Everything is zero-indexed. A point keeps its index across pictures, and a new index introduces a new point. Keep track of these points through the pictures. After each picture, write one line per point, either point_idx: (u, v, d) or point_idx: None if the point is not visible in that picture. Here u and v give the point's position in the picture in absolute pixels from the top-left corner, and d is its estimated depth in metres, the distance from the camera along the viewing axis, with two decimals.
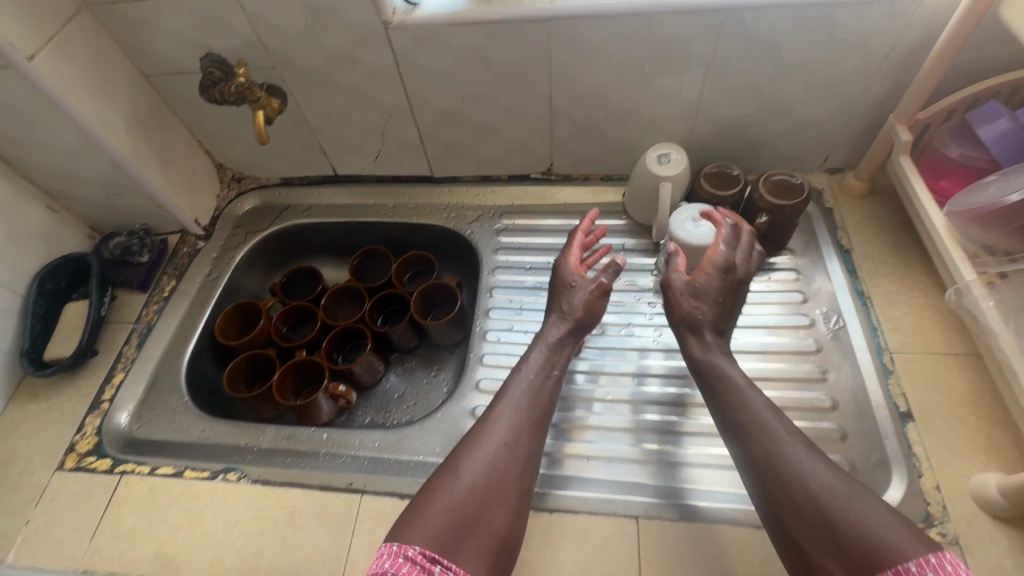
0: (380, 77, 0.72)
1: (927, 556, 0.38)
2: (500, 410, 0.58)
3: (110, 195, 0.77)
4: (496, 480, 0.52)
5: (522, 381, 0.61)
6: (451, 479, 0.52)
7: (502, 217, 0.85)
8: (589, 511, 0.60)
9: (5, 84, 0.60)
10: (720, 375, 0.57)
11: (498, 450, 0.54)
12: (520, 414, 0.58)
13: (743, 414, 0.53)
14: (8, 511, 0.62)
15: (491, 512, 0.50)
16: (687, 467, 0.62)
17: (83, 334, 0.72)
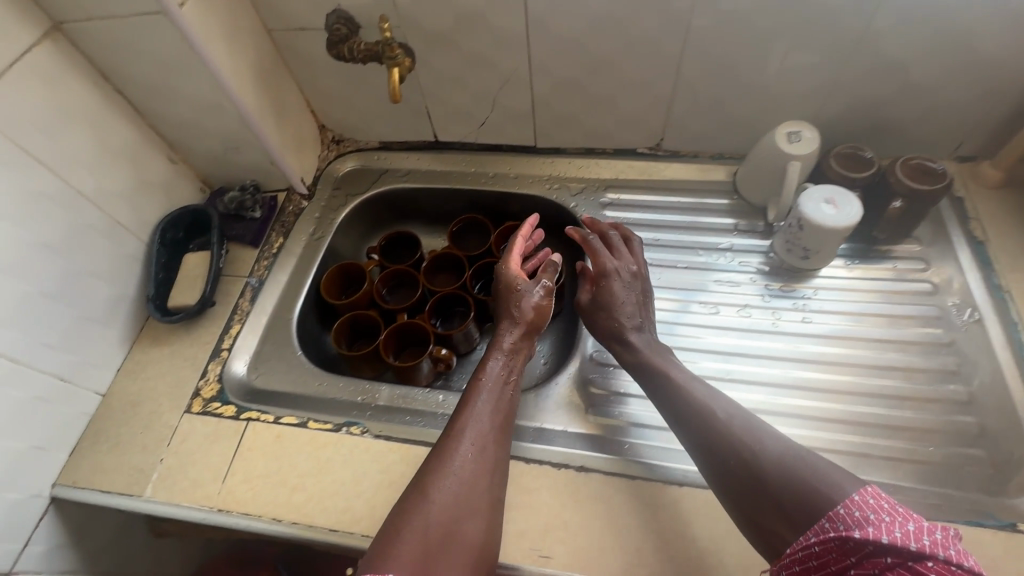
0: (505, 40, 0.71)
1: (852, 497, 0.43)
2: (463, 424, 0.57)
3: (228, 149, 0.78)
4: (470, 487, 0.53)
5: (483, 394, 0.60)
6: (424, 497, 0.51)
7: (608, 191, 0.84)
8: (556, 462, 0.61)
9: (153, 30, 0.61)
10: (670, 375, 0.61)
11: (466, 459, 0.54)
12: (488, 425, 0.58)
13: (687, 407, 0.57)
14: (142, 449, 0.64)
15: (469, 518, 0.51)
16: (641, 427, 0.64)
17: (204, 283, 0.73)
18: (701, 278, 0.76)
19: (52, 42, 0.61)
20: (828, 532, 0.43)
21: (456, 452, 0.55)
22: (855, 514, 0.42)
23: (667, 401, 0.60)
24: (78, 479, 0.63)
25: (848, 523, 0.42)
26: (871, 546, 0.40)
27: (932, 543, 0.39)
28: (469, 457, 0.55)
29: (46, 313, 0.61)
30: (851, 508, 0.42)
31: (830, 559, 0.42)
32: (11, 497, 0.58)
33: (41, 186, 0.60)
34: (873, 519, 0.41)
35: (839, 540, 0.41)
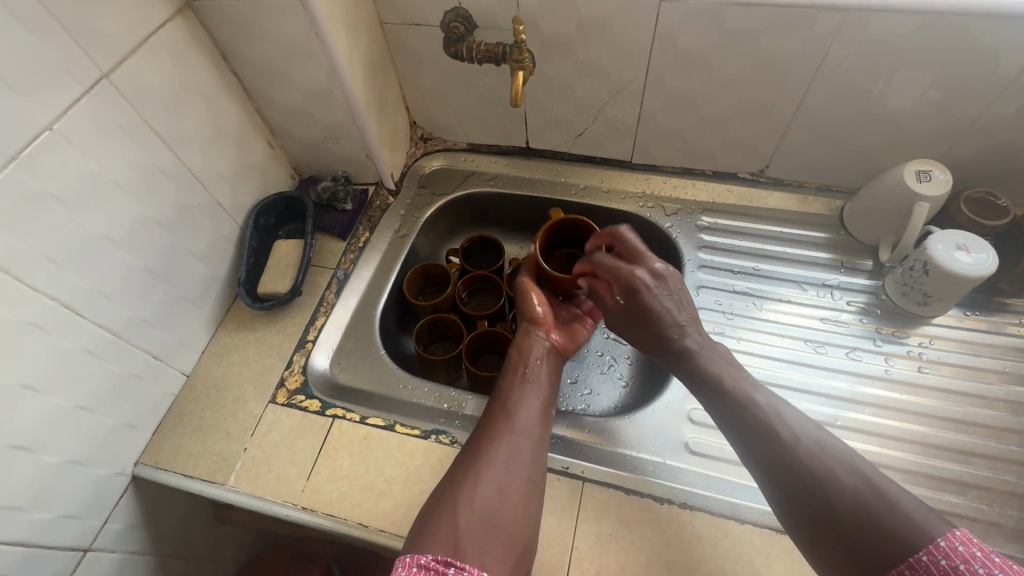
0: (627, 52, 0.69)
1: (938, 543, 0.38)
2: (499, 423, 0.56)
3: (328, 139, 0.77)
4: (511, 475, 0.52)
5: (519, 392, 0.59)
6: (460, 486, 0.50)
7: (705, 214, 0.81)
8: (625, 488, 0.58)
9: (283, 14, 0.60)
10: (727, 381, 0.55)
11: (502, 451, 0.53)
12: (524, 422, 0.56)
13: (749, 417, 0.51)
14: (226, 436, 0.63)
15: (511, 504, 0.50)
16: (716, 459, 0.61)
17: (295, 271, 0.72)
18: (807, 315, 0.71)
19: (182, 17, 0.60)
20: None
21: (494, 446, 0.53)
22: (941, 563, 0.37)
23: (720, 403, 0.54)
24: (159, 460, 0.62)
25: (934, 573, 0.37)
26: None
27: None
28: (508, 450, 0.53)
29: (149, 290, 0.61)
30: (936, 556, 0.38)
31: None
32: (98, 473, 0.58)
33: (159, 162, 0.60)
34: (963, 570, 0.36)
35: None
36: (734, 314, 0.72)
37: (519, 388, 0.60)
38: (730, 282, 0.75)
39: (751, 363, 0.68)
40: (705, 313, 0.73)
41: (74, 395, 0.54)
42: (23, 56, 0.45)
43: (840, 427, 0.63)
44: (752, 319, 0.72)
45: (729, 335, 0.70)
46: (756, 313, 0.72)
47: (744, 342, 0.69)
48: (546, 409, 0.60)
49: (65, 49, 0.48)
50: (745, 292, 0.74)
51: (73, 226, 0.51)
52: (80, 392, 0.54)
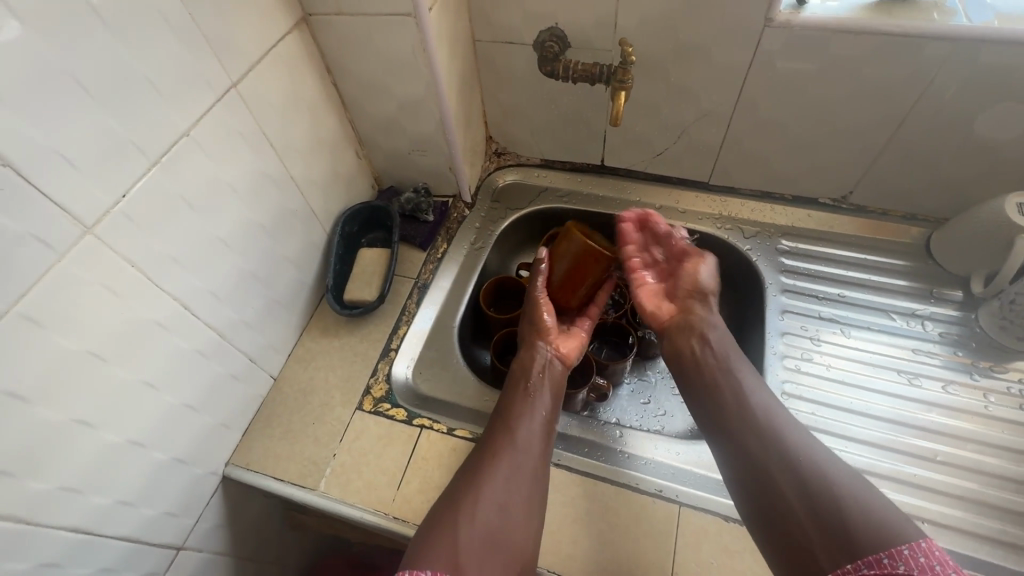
0: (721, 76, 0.69)
1: (920, 544, 0.43)
2: (501, 439, 0.58)
3: (414, 151, 0.79)
4: (511, 495, 0.54)
5: (522, 408, 0.61)
6: (461, 502, 0.53)
7: (785, 238, 0.81)
8: (725, 514, 0.56)
9: (394, 29, 0.62)
10: (736, 400, 0.58)
11: (502, 470, 0.55)
12: (525, 440, 0.58)
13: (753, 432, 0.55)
14: (315, 441, 0.64)
15: (512, 523, 0.52)
16: None
17: (381, 280, 0.73)
18: (896, 345, 0.70)
19: (298, 31, 0.62)
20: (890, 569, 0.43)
21: (495, 464, 0.56)
22: (918, 559, 0.42)
23: (724, 418, 0.57)
24: (250, 462, 0.63)
25: (913, 564, 0.42)
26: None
27: None
28: (508, 470, 0.55)
29: (251, 293, 0.62)
30: (916, 552, 0.43)
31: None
32: (196, 472, 0.58)
33: (269, 169, 0.61)
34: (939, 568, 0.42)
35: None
36: (821, 341, 0.71)
37: (523, 404, 0.61)
38: (815, 308, 0.74)
39: (840, 391, 0.67)
40: (790, 338, 0.72)
41: (184, 394, 0.55)
42: (174, 64, 0.47)
43: (939, 462, 0.61)
44: (839, 346, 0.71)
45: (816, 362, 0.69)
46: (843, 341, 0.71)
47: (833, 370, 0.68)
48: (548, 424, 0.61)
49: (207, 59, 0.50)
50: (830, 319, 0.73)
51: (198, 229, 0.52)
52: (188, 391, 0.55)
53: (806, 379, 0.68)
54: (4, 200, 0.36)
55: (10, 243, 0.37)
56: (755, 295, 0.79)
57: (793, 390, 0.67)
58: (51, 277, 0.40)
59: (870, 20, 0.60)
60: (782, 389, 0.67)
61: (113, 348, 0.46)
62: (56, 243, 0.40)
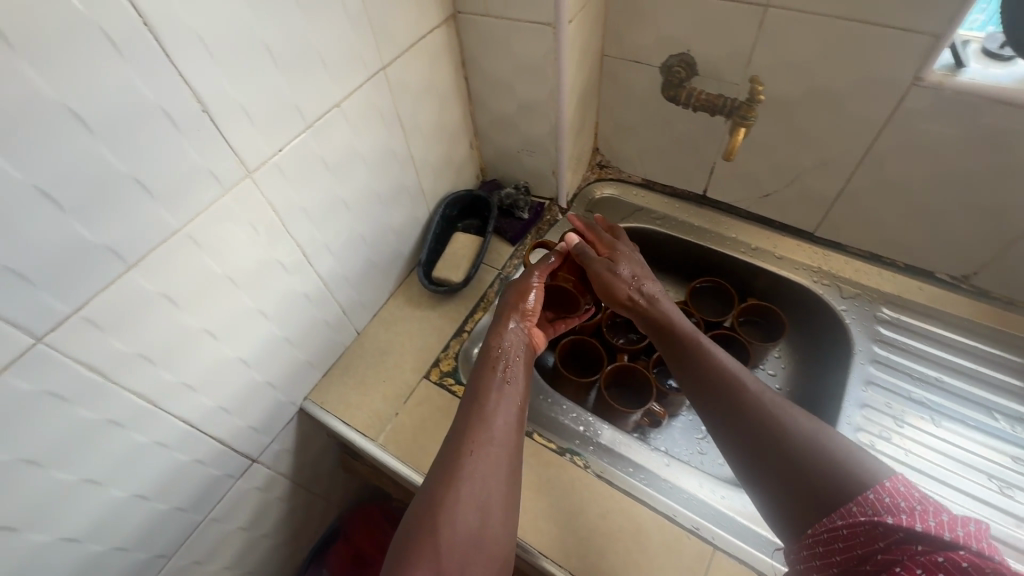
0: (853, 127, 0.67)
1: (884, 484, 0.45)
2: (475, 434, 0.56)
3: (524, 151, 0.82)
4: (492, 492, 0.53)
5: (496, 396, 0.60)
6: (440, 504, 0.52)
7: (887, 306, 0.76)
8: (758, 569, 0.56)
9: (532, 37, 0.66)
10: (712, 378, 0.57)
11: (480, 467, 0.54)
12: (501, 430, 0.57)
13: (722, 403, 0.56)
14: (383, 397, 0.70)
15: (493, 519, 0.53)
16: None
17: (470, 265, 0.77)
18: (992, 448, 0.64)
19: (445, 26, 0.68)
20: (857, 515, 0.44)
21: (469, 462, 0.54)
22: (886, 500, 0.43)
23: (705, 395, 0.57)
24: (324, 402, 0.70)
25: (877, 507, 0.43)
26: (902, 532, 0.41)
27: (963, 534, 0.40)
28: (487, 466, 0.55)
29: (356, 253, 0.68)
30: (881, 495, 0.44)
31: (858, 542, 0.43)
32: (280, 398, 0.66)
33: (395, 146, 0.68)
34: (904, 506, 0.43)
35: (870, 524, 0.43)
36: (904, 423, 0.66)
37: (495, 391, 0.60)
38: (906, 387, 0.69)
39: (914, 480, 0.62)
40: (871, 412, 0.67)
41: (286, 329, 0.62)
42: (340, 43, 0.53)
43: None
44: (924, 434, 0.66)
45: (894, 443, 0.65)
46: (930, 429, 0.66)
47: (912, 457, 0.64)
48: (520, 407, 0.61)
49: (367, 41, 0.56)
50: (919, 402, 0.68)
51: (326, 188, 0.59)
52: (290, 327, 0.62)
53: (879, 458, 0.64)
54: (197, 136, 0.44)
55: (192, 172, 0.44)
56: (839, 359, 0.75)
57: None
58: (213, 208, 0.47)
59: None
60: None
61: (244, 277, 0.53)
62: (223, 179, 0.47)
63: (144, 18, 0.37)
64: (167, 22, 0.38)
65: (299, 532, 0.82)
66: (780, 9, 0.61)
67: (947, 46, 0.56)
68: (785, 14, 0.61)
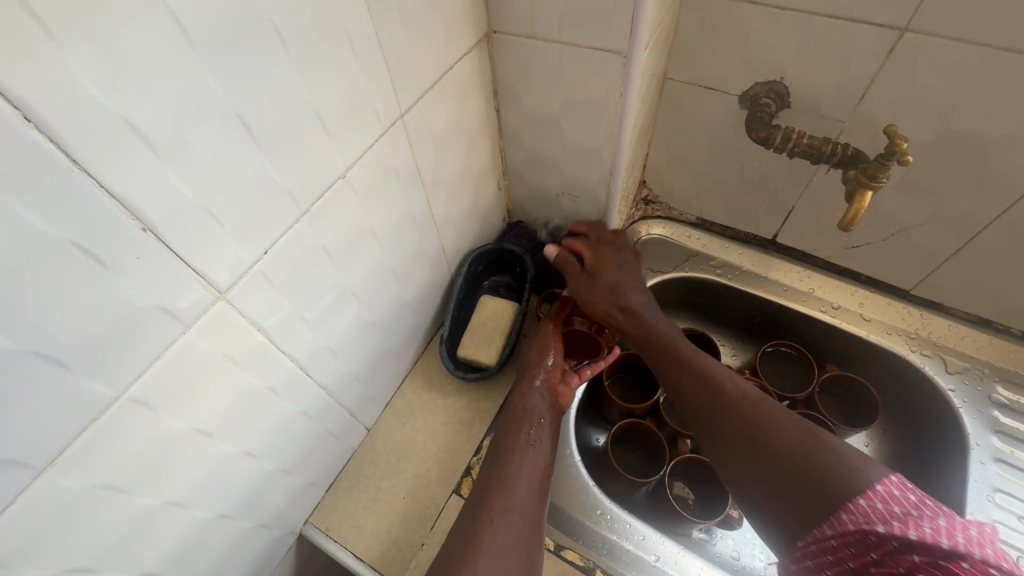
0: (995, 181, 0.53)
1: (876, 487, 0.37)
2: (491, 496, 0.47)
3: (564, 194, 0.67)
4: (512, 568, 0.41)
5: (518, 457, 0.50)
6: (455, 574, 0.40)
7: (1002, 385, 0.63)
8: None
9: (593, 66, 0.50)
10: (697, 387, 0.49)
11: (498, 538, 0.43)
12: (522, 497, 0.47)
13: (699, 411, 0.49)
14: (404, 520, 0.56)
15: None
16: None
17: (506, 341, 0.63)
18: None
19: (477, 50, 0.52)
20: (847, 526, 0.37)
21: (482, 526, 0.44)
22: (880, 508, 0.36)
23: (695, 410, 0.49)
24: (330, 527, 0.56)
25: (869, 515, 0.36)
26: (895, 543, 0.35)
27: (966, 541, 0.34)
28: (502, 527, 0.44)
29: (366, 345, 0.54)
30: (874, 500, 0.37)
31: (847, 555, 0.37)
32: (277, 534, 0.52)
33: (413, 207, 0.52)
34: (900, 512, 0.36)
35: (859, 534, 0.36)
36: None
37: (518, 455, 0.50)
38: None
39: None
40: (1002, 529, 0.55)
41: (280, 458, 0.47)
42: (346, 94, 0.38)
43: None
44: None
45: None
46: None
47: None
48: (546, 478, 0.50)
49: (382, 86, 0.41)
50: None
51: (328, 279, 0.44)
52: (285, 454, 0.48)
53: None
54: (135, 267, 0.28)
55: (132, 317, 0.29)
56: (951, 451, 0.62)
57: None
58: (171, 353, 0.32)
59: None
60: None
61: (221, 422, 0.39)
62: (184, 313, 0.32)
63: (23, 111, 0.22)
64: (66, 106, 0.23)
65: None
66: (923, 34, 0.47)
67: None
68: (929, 43, 0.47)
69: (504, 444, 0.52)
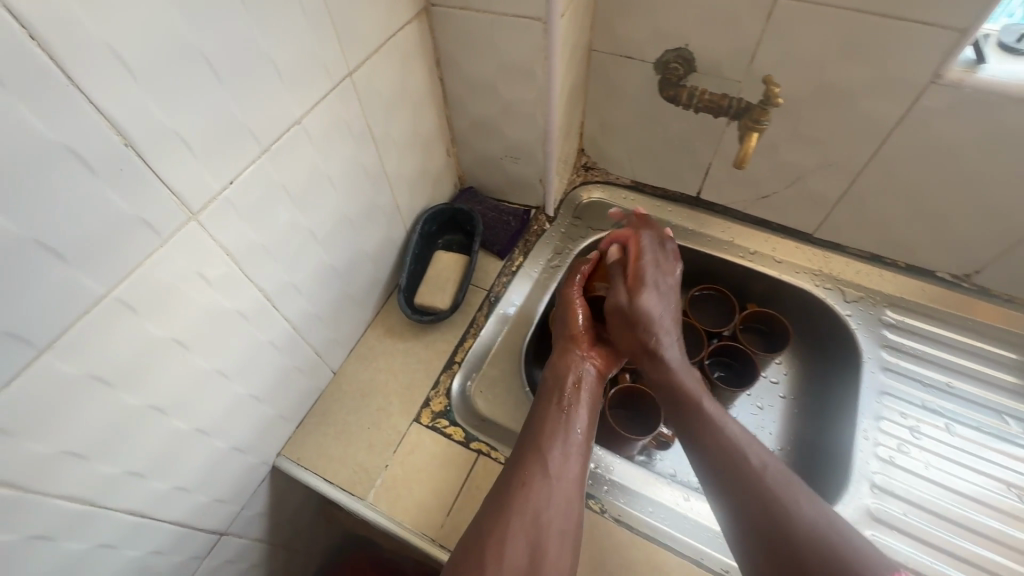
0: (863, 126, 0.62)
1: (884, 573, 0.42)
2: (530, 464, 0.54)
3: (507, 157, 0.74)
4: (543, 525, 0.50)
5: (554, 424, 0.57)
6: (488, 546, 0.49)
7: (891, 309, 0.73)
8: None
9: (520, 32, 0.57)
10: (721, 442, 0.53)
11: (530, 501, 0.51)
12: (556, 462, 0.54)
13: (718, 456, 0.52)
14: (369, 446, 0.62)
15: (543, 563, 0.48)
16: None
17: (458, 288, 0.70)
18: (1008, 453, 0.63)
19: (417, 21, 0.59)
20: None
21: (523, 494, 0.52)
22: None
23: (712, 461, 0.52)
24: (301, 457, 0.61)
25: None
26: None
27: None
28: (540, 496, 0.52)
29: (327, 287, 0.59)
30: None
31: None
32: (250, 461, 0.57)
33: (366, 162, 0.59)
34: None
35: None
36: (921, 433, 0.64)
37: (552, 423, 0.57)
38: (919, 396, 0.67)
39: (936, 495, 0.60)
40: (887, 424, 0.65)
41: (252, 384, 0.53)
42: (298, 48, 0.44)
43: None
44: (943, 444, 0.63)
45: (916, 457, 0.62)
46: (948, 438, 0.64)
47: (933, 471, 0.62)
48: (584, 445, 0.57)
49: (330, 44, 0.47)
50: (934, 411, 0.66)
51: (290, 218, 0.50)
52: (256, 381, 0.53)
53: (903, 475, 0.61)
54: (119, 178, 0.34)
55: (118, 223, 0.35)
56: (849, 367, 0.72)
57: (882, 483, 0.61)
58: (152, 261, 0.38)
59: None
60: (872, 481, 0.61)
61: (196, 337, 0.44)
62: (161, 227, 0.38)
63: (32, 32, 0.27)
64: (62, 31, 0.29)
65: None
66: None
67: (971, 40, 0.52)
68: (796, 7, 0.56)
69: (542, 409, 0.59)
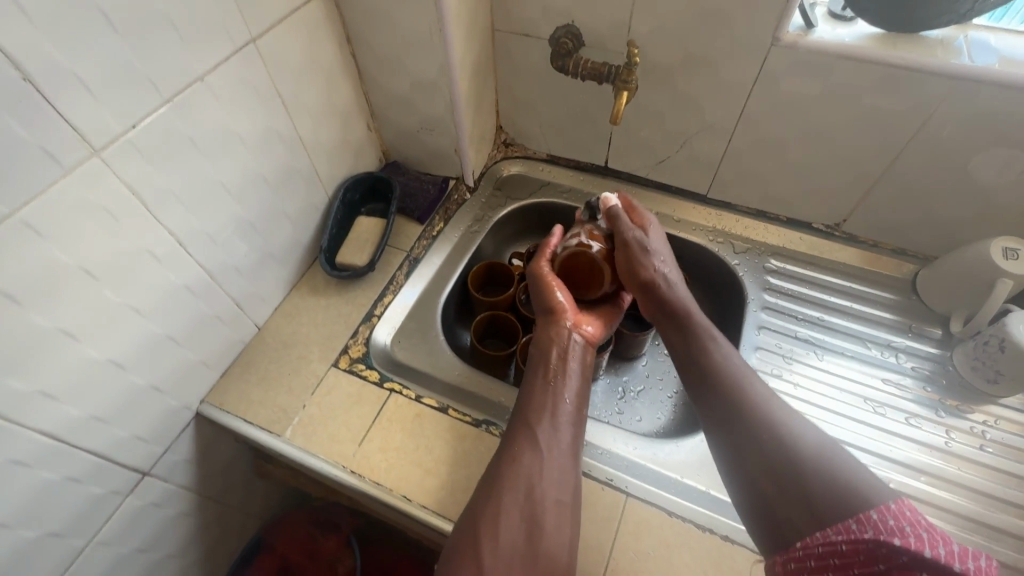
0: (727, 90, 0.71)
1: (888, 505, 0.40)
2: (521, 439, 0.53)
3: (423, 130, 0.81)
4: (543, 494, 0.50)
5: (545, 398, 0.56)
6: (483, 517, 0.48)
7: (774, 257, 0.82)
8: (667, 509, 0.58)
9: (416, 8, 0.64)
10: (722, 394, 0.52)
11: (526, 475, 0.50)
12: (548, 435, 0.53)
13: (719, 406, 0.51)
14: (288, 390, 0.66)
15: (544, 533, 0.48)
16: None
17: (377, 248, 0.75)
18: (867, 372, 0.71)
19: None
20: (859, 535, 0.39)
21: (514, 468, 0.51)
22: (889, 522, 0.39)
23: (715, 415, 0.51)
24: (223, 403, 0.65)
25: (879, 529, 0.38)
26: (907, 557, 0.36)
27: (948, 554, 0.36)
28: (534, 470, 0.51)
29: (244, 241, 0.64)
30: (885, 516, 0.39)
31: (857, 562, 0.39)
32: (171, 404, 0.61)
33: (279, 126, 0.64)
34: (909, 530, 0.38)
35: (874, 545, 0.38)
36: (793, 360, 0.72)
37: (543, 395, 0.56)
38: (793, 328, 0.75)
39: (804, 409, 0.68)
40: (765, 354, 0.73)
41: (168, 326, 0.57)
42: (198, 12, 0.50)
43: (892, 489, 0.61)
44: (812, 368, 0.71)
45: (788, 380, 0.70)
46: (816, 363, 0.72)
47: (801, 389, 0.69)
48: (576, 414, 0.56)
49: (231, 11, 0.53)
50: (806, 340, 0.74)
51: (200, 169, 0.55)
52: (173, 323, 0.58)
53: (774, 394, 0.69)
54: (19, 108, 0.39)
55: (21, 151, 0.40)
56: (739, 310, 0.80)
57: None
58: (56, 190, 0.43)
59: (875, 49, 0.61)
60: None
61: (106, 270, 0.49)
62: (64, 159, 0.43)
63: None
64: None
65: (214, 546, 0.77)
66: None
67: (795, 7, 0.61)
68: None
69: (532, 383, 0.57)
